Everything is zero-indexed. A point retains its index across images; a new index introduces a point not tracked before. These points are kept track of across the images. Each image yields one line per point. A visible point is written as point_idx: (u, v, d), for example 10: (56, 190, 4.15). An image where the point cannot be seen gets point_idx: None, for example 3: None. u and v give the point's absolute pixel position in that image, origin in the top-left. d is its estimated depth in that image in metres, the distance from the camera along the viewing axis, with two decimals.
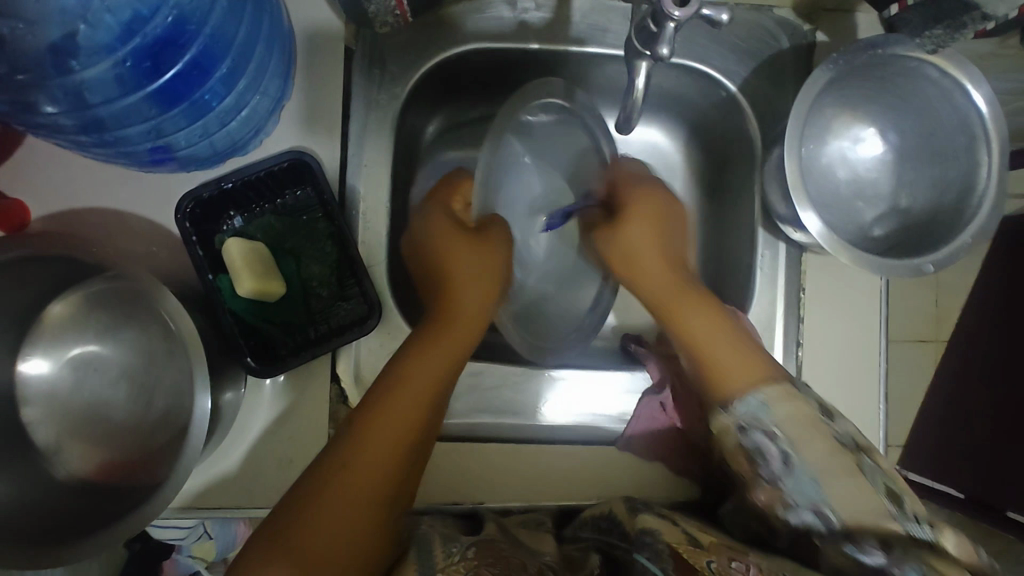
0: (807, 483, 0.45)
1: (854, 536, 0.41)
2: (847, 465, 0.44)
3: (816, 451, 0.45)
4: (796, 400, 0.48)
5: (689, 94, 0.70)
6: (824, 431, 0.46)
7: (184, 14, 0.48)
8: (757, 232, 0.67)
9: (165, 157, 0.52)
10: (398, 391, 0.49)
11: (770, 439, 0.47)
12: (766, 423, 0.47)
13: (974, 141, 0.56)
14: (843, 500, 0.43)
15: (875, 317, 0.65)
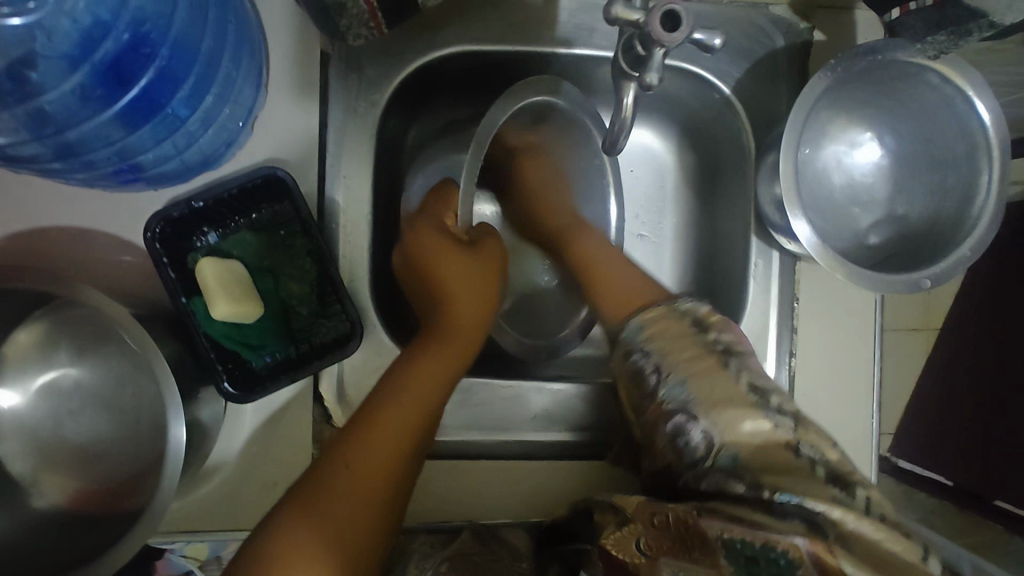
0: (682, 395, 0.49)
1: (743, 466, 0.45)
2: (734, 388, 0.48)
3: (722, 407, 0.47)
4: (672, 331, 0.51)
5: (680, 94, 0.68)
6: (730, 390, 0.48)
7: (142, 31, 0.47)
8: (749, 240, 0.65)
9: (133, 175, 0.50)
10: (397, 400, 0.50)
11: (649, 359, 0.51)
12: (648, 346, 0.52)
13: (974, 150, 0.54)
14: (721, 416, 0.47)
15: (869, 326, 0.64)
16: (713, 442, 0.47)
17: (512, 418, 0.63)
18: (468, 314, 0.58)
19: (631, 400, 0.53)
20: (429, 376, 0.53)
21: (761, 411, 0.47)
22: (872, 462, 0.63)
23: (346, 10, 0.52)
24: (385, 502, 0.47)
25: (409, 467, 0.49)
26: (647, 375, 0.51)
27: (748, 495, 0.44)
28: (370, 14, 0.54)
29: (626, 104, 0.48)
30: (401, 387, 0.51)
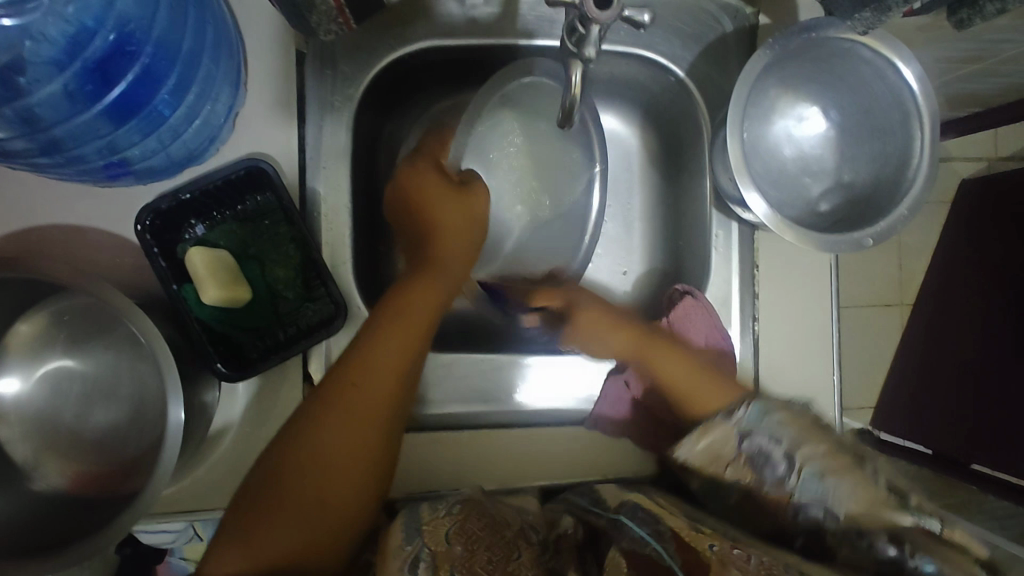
0: (817, 490, 0.47)
1: (869, 527, 0.44)
2: (869, 488, 0.46)
3: (862, 495, 0.46)
4: (799, 420, 0.52)
5: (639, 80, 0.72)
6: (871, 488, 0.46)
7: (126, 32, 0.49)
8: (710, 214, 0.69)
9: (120, 170, 0.53)
10: (382, 340, 0.53)
11: (774, 443, 0.51)
12: (768, 425, 0.52)
13: (907, 116, 0.58)
14: (859, 511, 0.45)
15: (827, 288, 0.68)
16: (835, 518, 0.46)
17: (495, 391, 0.66)
18: (455, 255, 0.61)
19: (734, 472, 0.52)
20: (415, 314, 0.56)
21: (906, 511, 0.44)
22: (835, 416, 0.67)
23: (314, 8, 0.55)
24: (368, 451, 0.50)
25: (399, 399, 0.53)
26: (773, 454, 0.50)
27: (889, 559, 0.42)
28: (337, 10, 0.57)
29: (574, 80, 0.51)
30: (388, 327, 0.54)
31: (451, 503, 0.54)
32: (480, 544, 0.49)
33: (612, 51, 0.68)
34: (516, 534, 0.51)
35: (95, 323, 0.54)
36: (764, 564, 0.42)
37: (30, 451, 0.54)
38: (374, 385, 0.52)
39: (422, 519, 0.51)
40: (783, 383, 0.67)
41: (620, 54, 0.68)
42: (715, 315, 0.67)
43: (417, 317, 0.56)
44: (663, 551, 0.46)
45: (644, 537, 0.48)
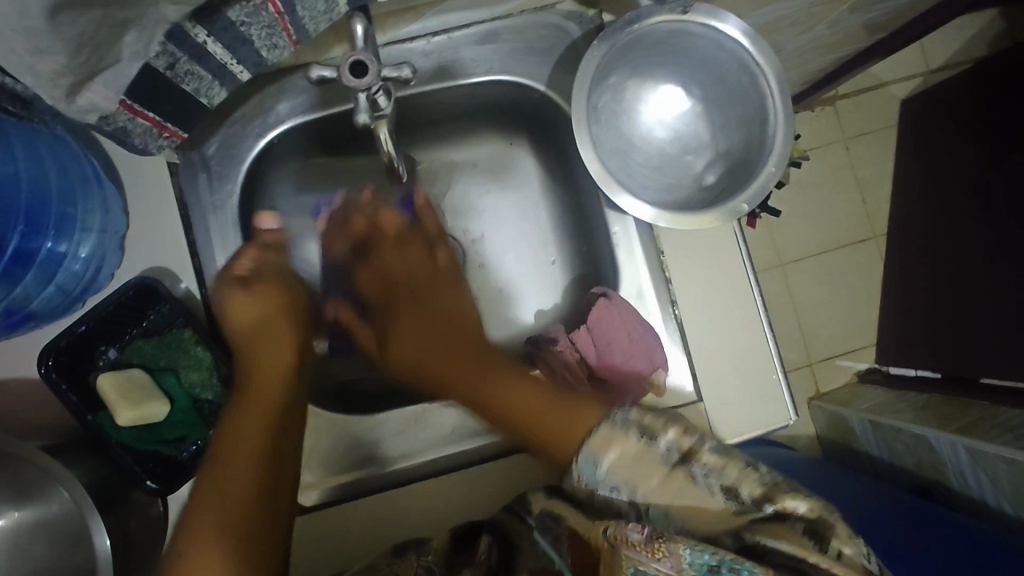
0: (662, 519, 0.45)
1: (714, 530, 0.43)
2: (700, 493, 0.44)
3: (711, 521, 0.44)
4: (629, 453, 0.45)
5: (513, 102, 0.73)
6: (706, 500, 0.44)
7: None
8: (606, 212, 0.70)
9: (17, 317, 0.55)
10: (225, 450, 0.51)
11: (615, 493, 0.45)
12: (599, 484, 0.46)
13: (754, 76, 0.59)
14: (698, 517, 0.44)
15: (736, 254, 0.68)
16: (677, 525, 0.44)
17: (450, 430, 0.67)
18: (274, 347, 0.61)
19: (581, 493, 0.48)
20: (253, 408, 0.55)
21: (749, 516, 0.43)
22: (778, 383, 0.67)
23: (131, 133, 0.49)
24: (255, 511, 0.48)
25: (268, 480, 0.51)
26: (620, 514, 0.45)
27: (732, 547, 0.42)
28: (158, 127, 0.50)
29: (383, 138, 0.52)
30: (228, 433, 0.52)
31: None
32: None
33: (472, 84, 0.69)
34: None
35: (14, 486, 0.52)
36: (652, 543, 0.42)
37: None
38: (242, 468, 0.50)
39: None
40: (716, 359, 0.67)
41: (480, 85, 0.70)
42: (631, 310, 0.66)
43: (256, 408, 0.55)
44: (559, 556, 0.48)
45: (545, 550, 0.49)
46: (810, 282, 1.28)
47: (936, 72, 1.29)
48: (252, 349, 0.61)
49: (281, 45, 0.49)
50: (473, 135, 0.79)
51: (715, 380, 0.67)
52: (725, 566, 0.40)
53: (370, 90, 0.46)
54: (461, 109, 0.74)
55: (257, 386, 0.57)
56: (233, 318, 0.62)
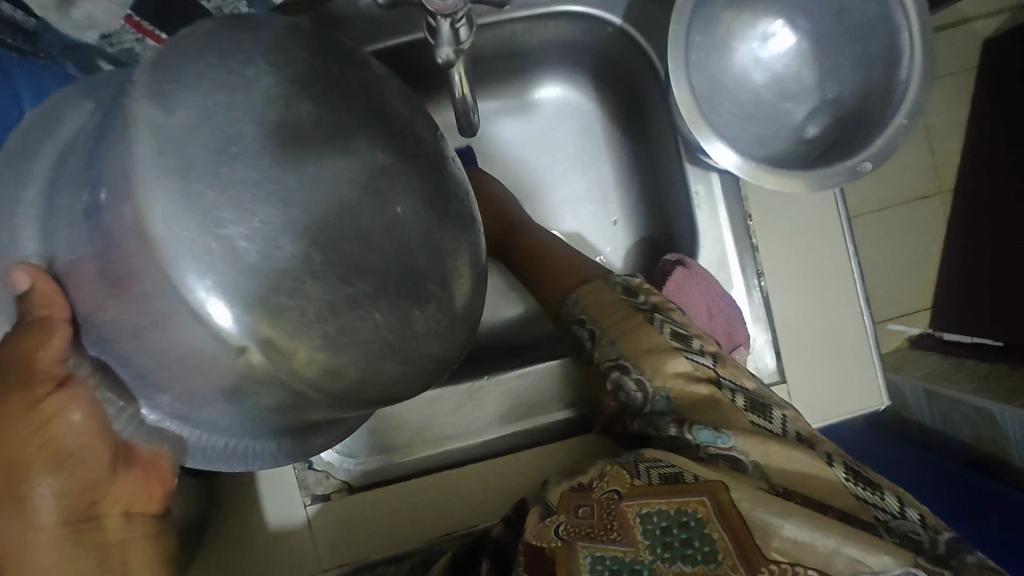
0: (613, 352, 0.49)
1: (665, 408, 0.46)
2: (659, 339, 0.48)
3: (651, 354, 0.47)
4: (606, 295, 0.52)
5: (578, 39, 0.64)
6: (658, 340, 0.47)
7: None
8: (684, 169, 0.61)
9: None
10: None
11: (581, 325, 0.52)
12: (580, 313, 0.53)
13: (886, 6, 0.49)
14: (654, 366, 0.47)
15: (833, 218, 0.60)
16: (647, 389, 0.47)
17: (499, 412, 0.63)
18: (51, 510, 0.33)
19: (576, 349, 0.53)
20: None
21: (685, 356, 0.46)
22: (872, 365, 0.60)
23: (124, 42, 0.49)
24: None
25: None
26: (585, 340, 0.52)
27: (678, 438, 0.44)
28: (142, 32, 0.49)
29: (458, 79, 0.44)
30: None
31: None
32: None
33: (534, 15, 0.60)
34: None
35: None
36: (605, 524, 0.39)
37: None
38: None
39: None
40: (803, 335, 0.60)
41: (544, 16, 0.60)
42: (713, 281, 0.58)
43: None
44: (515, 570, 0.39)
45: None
46: (876, 245, 1.18)
47: None
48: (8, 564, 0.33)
49: None
50: (527, 77, 0.69)
51: (802, 360, 0.60)
52: (673, 522, 0.38)
53: (455, 19, 0.38)
54: (517, 46, 0.64)
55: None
56: None
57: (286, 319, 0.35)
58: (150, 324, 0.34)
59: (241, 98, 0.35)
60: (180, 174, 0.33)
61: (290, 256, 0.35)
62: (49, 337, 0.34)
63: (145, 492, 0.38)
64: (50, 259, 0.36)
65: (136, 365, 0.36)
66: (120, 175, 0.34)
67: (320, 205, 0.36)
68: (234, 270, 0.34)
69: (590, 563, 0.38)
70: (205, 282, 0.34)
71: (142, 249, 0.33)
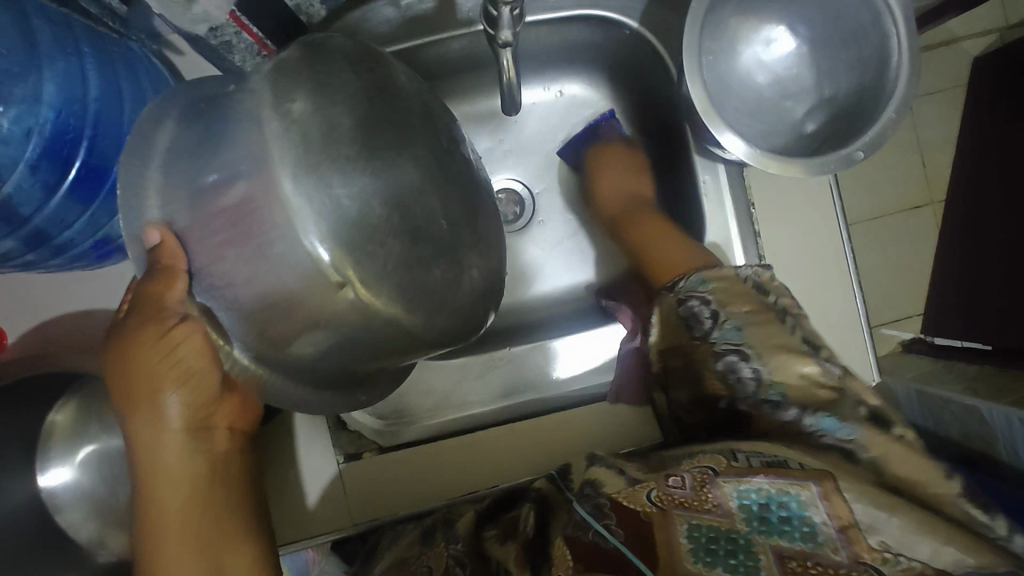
0: (735, 337, 0.51)
1: (782, 391, 0.48)
2: (783, 337, 0.50)
3: (777, 349, 0.49)
4: (732, 283, 0.53)
5: (598, 41, 0.69)
6: (787, 339, 0.49)
7: (66, 111, 0.47)
8: (693, 161, 0.67)
9: (107, 249, 0.55)
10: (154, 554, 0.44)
11: (704, 304, 0.53)
12: (704, 293, 0.53)
13: (877, 13, 0.55)
14: (773, 358, 0.49)
15: (831, 208, 0.65)
16: (761, 379, 0.49)
17: (501, 389, 0.68)
18: (176, 415, 0.44)
19: (678, 332, 0.55)
20: (173, 489, 0.45)
21: (812, 358, 0.48)
22: (868, 345, 0.64)
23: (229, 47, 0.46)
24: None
25: None
26: (703, 318, 0.53)
27: (793, 422, 0.47)
28: (257, 43, 0.47)
29: (507, 65, 0.50)
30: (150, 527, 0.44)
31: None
32: None
33: (559, 18, 0.65)
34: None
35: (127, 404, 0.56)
36: (700, 495, 0.41)
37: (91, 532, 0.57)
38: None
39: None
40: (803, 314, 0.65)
41: (567, 19, 0.65)
42: None
43: (177, 495, 0.45)
44: (606, 530, 0.40)
45: (585, 519, 0.42)
46: (870, 248, 1.24)
47: (1016, 26, 1.20)
48: (143, 452, 0.43)
49: None
50: (549, 75, 0.75)
51: None
52: (773, 501, 0.39)
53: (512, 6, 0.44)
54: (542, 46, 0.70)
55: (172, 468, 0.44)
56: (128, 363, 0.42)
57: (373, 265, 0.41)
58: (264, 267, 0.40)
59: (331, 89, 0.42)
60: (302, 147, 0.39)
61: (380, 214, 0.41)
62: (176, 281, 0.41)
63: (240, 412, 0.48)
64: (170, 221, 0.41)
65: (242, 311, 0.41)
66: (253, 157, 0.39)
67: (400, 181, 0.43)
68: (336, 220, 0.40)
69: (686, 531, 0.39)
70: (315, 236, 0.39)
71: (246, 205, 0.39)
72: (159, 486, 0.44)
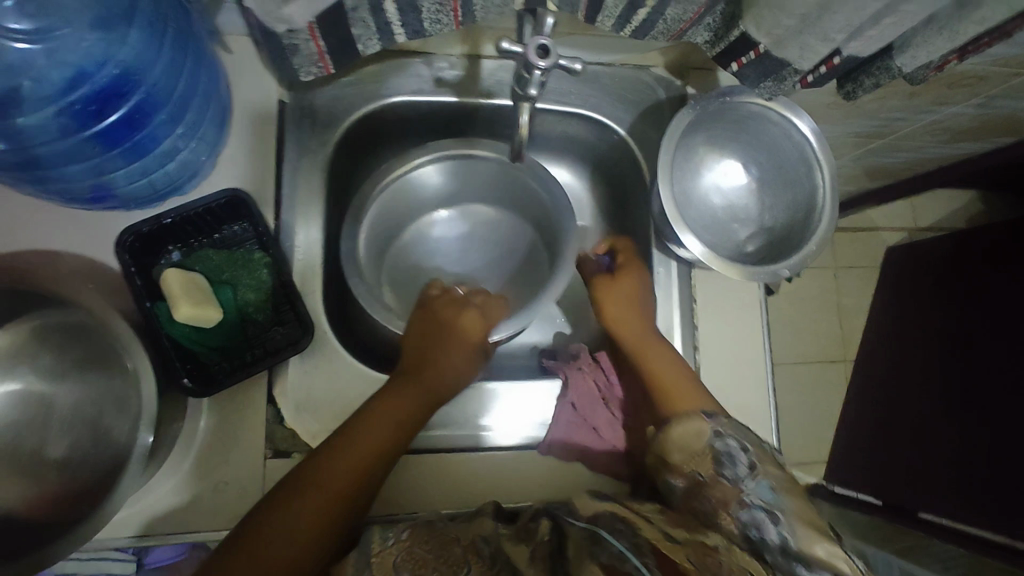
0: (766, 496, 0.52)
1: (813, 566, 0.46)
2: (818, 522, 0.51)
3: (808, 529, 0.49)
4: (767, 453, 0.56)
5: (590, 139, 0.81)
6: (816, 521, 0.50)
7: (124, 74, 0.53)
8: (652, 253, 0.77)
9: (104, 194, 0.58)
10: (366, 428, 0.58)
11: (741, 450, 0.56)
12: (743, 439, 0.57)
13: (811, 167, 0.68)
14: (805, 534, 0.49)
15: (758, 319, 0.75)
16: (788, 546, 0.48)
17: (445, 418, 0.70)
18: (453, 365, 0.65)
19: (695, 463, 0.56)
20: (411, 399, 0.62)
21: (850, 558, 0.47)
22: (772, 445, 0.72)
23: (297, 49, 0.53)
24: (329, 526, 0.53)
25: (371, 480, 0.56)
26: (736, 463, 0.55)
27: None
28: (320, 54, 0.55)
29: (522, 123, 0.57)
30: (379, 405, 0.60)
31: (399, 529, 0.53)
32: (429, 567, 0.48)
33: (563, 112, 0.77)
34: (466, 548, 0.51)
35: (78, 346, 0.57)
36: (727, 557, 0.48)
37: None
38: (365, 454, 0.56)
39: (371, 550, 0.51)
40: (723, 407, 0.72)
41: (570, 115, 0.78)
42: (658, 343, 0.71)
43: (411, 404, 0.61)
44: (645, 566, 0.47)
45: (623, 552, 0.48)
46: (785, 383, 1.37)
47: (923, 229, 1.45)
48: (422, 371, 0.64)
49: (443, 22, 0.55)
50: (544, 158, 0.86)
51: None
52: None
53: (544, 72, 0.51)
54: (544, 132, 0.81)
55: (418, 389, 0.63)
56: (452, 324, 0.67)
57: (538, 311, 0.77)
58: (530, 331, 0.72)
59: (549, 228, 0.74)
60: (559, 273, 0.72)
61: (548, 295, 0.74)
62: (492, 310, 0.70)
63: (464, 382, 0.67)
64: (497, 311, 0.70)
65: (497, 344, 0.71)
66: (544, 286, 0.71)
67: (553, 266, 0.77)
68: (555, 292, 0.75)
69: None
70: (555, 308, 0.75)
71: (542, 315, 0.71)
72: (418, 397, 0.62)
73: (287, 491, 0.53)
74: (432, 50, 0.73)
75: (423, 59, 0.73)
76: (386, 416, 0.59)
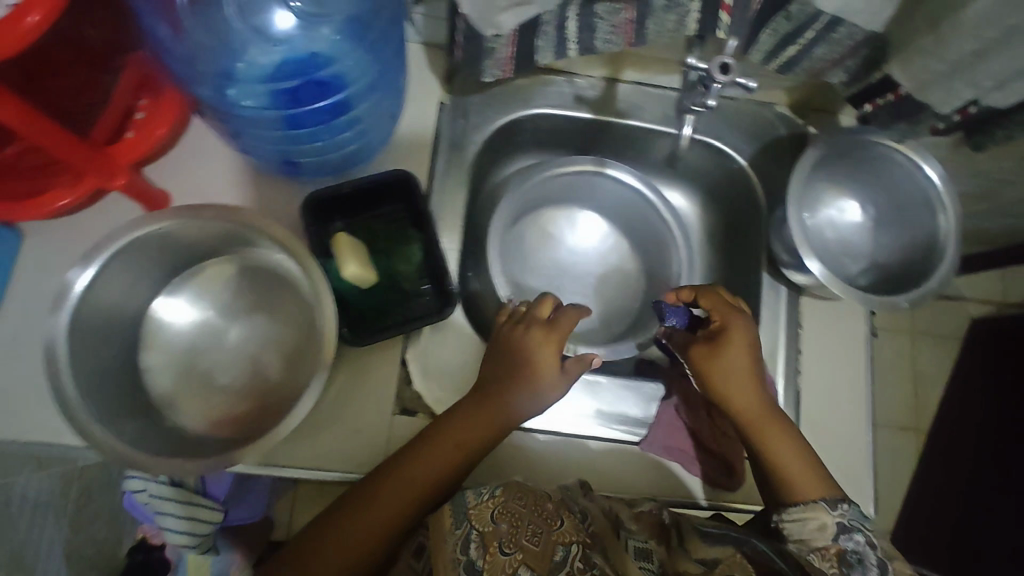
0: None
1: None
2: None
3: None
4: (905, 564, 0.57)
5: (707, 166, 0.87)
6: None
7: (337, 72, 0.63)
8: (762, 277, 0.80)
9: (292, 164, 0.68)
10: (438, 441, 0.60)
11: (870, 547, 0.58)
12: (869, 535, 0.59)
13: (933, 209, 0.71)
14: None
15: (863, 352, 0.77)
16: None
17: None
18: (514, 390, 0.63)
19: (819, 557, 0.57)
20: (481, 416, 0.62)
21: None
22: (869, 477, 0.72)
23: (490, 53, 0.61)
24: (399, 523, 0.58)
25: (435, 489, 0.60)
26: (866, 560, 0.57)
27: None
28: (506, 59, 0.63)
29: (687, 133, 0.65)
30: (452, 418, 0.62)
31: (492, 485, 0.53)
32: (527, 523, 0.50)
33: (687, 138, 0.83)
34: (556, 505, 0.53)
35: (267, 288, 0.66)
36: None
37: (169, 385, 0.63)
38: (434, 465, 0.60)
39: (468, 503, 0.51)
40: (821, 432, 0.74)
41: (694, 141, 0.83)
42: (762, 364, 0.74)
43: (481, 421, 0.62)
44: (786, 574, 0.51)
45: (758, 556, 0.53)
46: None
47: None
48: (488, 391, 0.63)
49: (614, 42, 0.62)
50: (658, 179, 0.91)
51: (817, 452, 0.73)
52: None
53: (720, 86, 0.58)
54: (665, 155, 0.87)
55: (487, 406, 0.63)
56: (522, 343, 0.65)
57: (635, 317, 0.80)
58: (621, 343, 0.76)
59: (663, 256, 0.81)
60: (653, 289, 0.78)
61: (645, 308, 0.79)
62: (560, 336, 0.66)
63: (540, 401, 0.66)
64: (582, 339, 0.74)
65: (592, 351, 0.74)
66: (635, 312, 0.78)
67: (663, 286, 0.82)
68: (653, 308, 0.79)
69: None
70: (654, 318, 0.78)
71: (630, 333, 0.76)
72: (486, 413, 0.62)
73: (368, 489, 0.59)
74: (576, 70, 0.80)
75: (568, 77, 0.80)
76: (457, 432, 0.61)
